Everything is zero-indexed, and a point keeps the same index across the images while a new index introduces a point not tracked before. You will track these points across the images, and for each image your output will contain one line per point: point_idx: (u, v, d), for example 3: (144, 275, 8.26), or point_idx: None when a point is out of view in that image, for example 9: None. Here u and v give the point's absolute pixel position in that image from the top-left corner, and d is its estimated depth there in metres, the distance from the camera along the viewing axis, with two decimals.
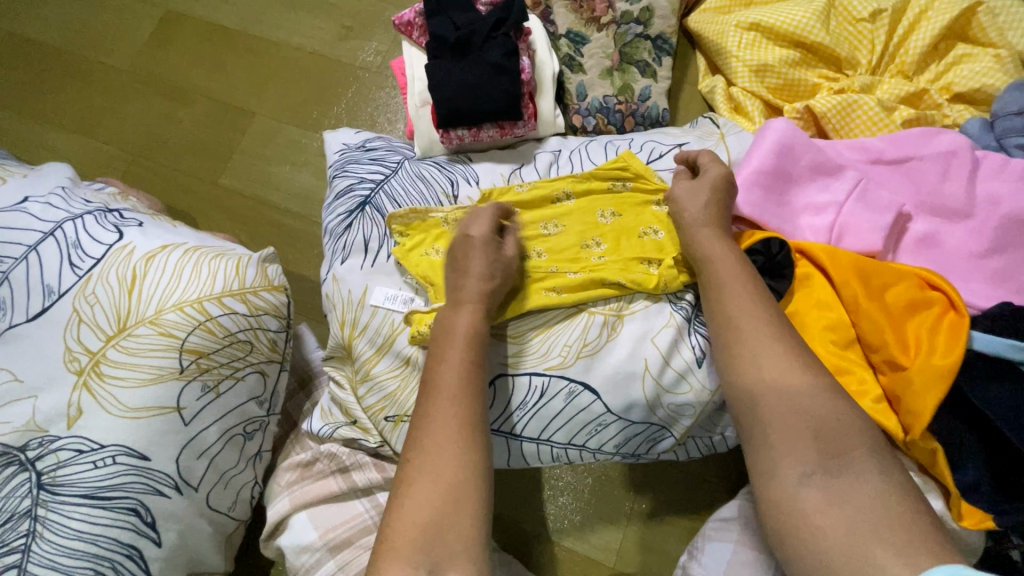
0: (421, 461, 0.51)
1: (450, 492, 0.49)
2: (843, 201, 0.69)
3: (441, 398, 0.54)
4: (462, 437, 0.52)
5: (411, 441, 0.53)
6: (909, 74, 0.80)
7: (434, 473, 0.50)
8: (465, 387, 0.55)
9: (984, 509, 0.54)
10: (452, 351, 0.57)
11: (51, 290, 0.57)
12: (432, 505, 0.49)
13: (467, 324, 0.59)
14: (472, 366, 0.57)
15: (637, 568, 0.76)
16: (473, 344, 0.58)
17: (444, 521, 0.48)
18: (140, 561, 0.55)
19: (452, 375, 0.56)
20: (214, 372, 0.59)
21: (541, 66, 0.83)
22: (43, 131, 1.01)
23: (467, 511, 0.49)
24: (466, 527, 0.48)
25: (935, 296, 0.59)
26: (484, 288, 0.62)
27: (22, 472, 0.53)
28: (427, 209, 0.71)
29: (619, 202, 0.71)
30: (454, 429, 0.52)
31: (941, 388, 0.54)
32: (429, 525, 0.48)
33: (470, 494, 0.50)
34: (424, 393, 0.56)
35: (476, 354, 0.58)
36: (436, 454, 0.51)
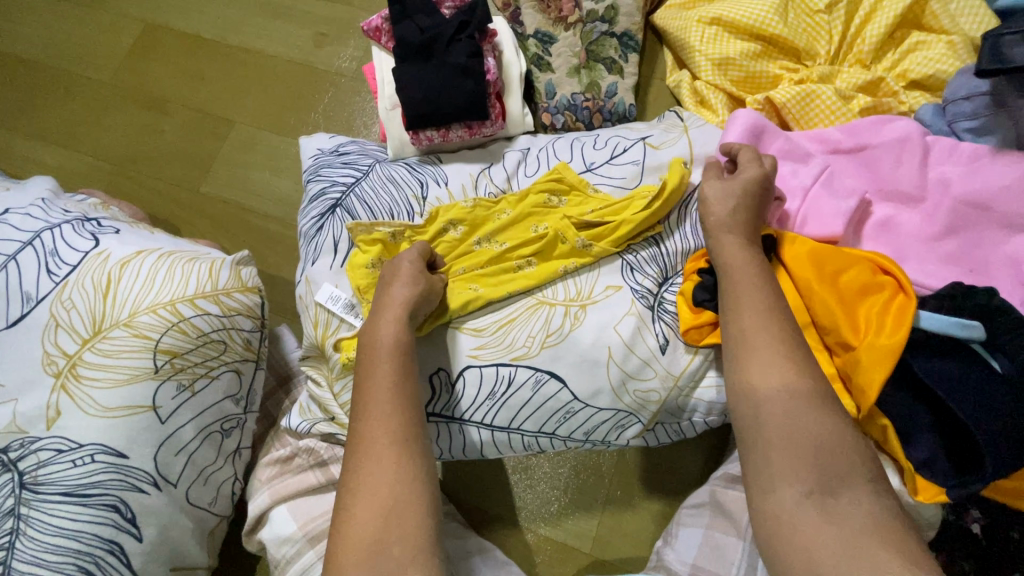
0: (361, 479, 0.52)
1: (392, 506, 0.50)
2: (810, 186, 0.69)
3: (373, 415, 0.55)
4: (399, 452, 0.53)
5: (351, 461, 0.54)
6: (867, 63, 0.81)
7: (375, 490, 0.51)
8: (394, 400, 0.56)
9: (938, 484, 0.56)
10: (376, 368, 0.58)
11: (29, 297, 0.60)
12: (375, 522, 0.50)
13: (390, 337, 0.59)
14: (398, 377, 0.57)
15: (613, 553, 0.77)
16: (396, 356, 0.58)
17: (390, 535, 0.49)
18: (122, 556, 0.57)
19: (382, 392, 0.56)
20: (189, 372, 0.61)
21: (508, 67, 0.85)
22: (28, 145, 1.03)
23: (410, 522, 0.50)
24: (412, 536, 0.49)
25: (885, 280, 0.60)
26: (411, 299, 0.62)
27: (5, 472, 0.55)
28: (372, 224, 0.71)
29: (553, 217, 0.71)
30: (388, 444, 0.53)
31: (887, 366, 0.56)
32: (374, 542, 0.49)
33: (413, 508, 0.51)
34: (356, 412, 0.56)
35: (403, 365, 0.58)
36: (374, 474, 0.52)
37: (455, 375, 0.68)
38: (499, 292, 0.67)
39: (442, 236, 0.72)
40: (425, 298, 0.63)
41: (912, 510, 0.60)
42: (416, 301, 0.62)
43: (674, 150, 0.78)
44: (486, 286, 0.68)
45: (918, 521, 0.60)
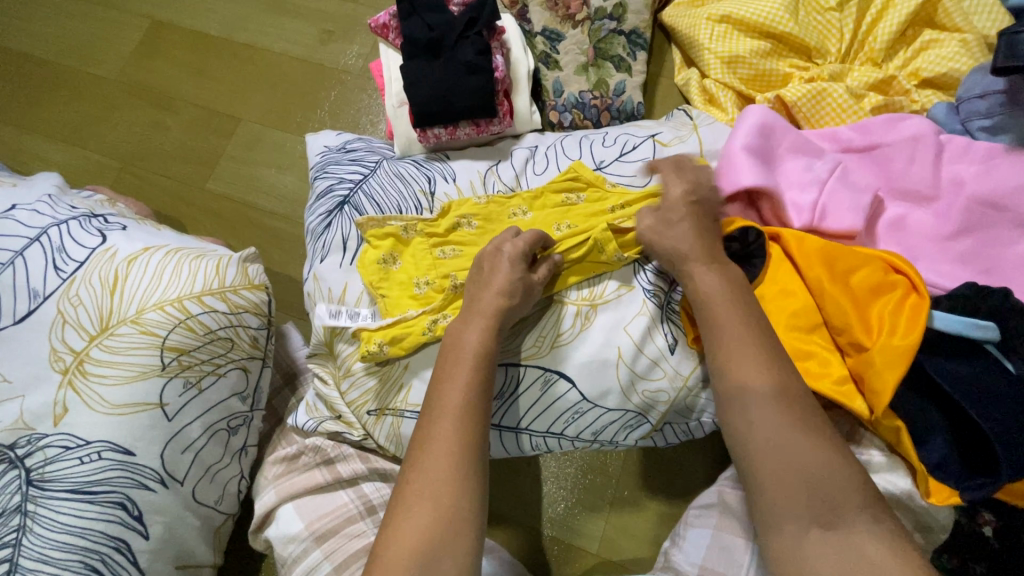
0: (421, 483, 0.52)
1: (448, 517, 0.50)
2: (827, 178, 0.69)
3: (447, 420, 0.54)
4: (467, 463, 0.53)
5: (413, 459, 0.54)
6: (878, 61, 0.81)
7: (431, 498, 0.51)
8: (471, 410, 0.55)
9: (951, 487, 0.55)
10: (457, 372, 0.57)
11: (36, 293, 0.59)
12: (432, 532, 0.49)
13: (476, 343, 0.59)
14: (476, 387, 0.57)
15: (619, 553, 0.77)
16: (479, 366, 0.58)
17: (441, 548, 0.49)
18: (128, 554, 0.57)
19: (460, 399, 0.56)
20: (196, 369, 0.60)
21: (515, 64, 0.84)
22: (35, 141, 1.03)
23: (462, 541, 0.50)
24: (462, 554, 0.49)
25: (898, 279, 0.60)
26: (501, 306, 0.61)
27: (12, 469, 0.55)
28: (385, 217, 0.71)
29: (574, 214, 0.71)
30: (451, 453, 0.53)
31: (900, 367, 0.55)
32: (425, 549, 0.49)
33: (468, 526, 0.50)
34: (427, 412, 0.56)
35: (483, 376, 0.58)
36: (437, 482, 0.51)
37: None
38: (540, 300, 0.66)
39: (454, 231, 0.71)
40: (517, 302, 0.62)
41: (924, 513, 0.59)
42: (507, 308, 0.62)
43: (682, 147, 0.78)
44: None
45: (930, 524, 0.59)
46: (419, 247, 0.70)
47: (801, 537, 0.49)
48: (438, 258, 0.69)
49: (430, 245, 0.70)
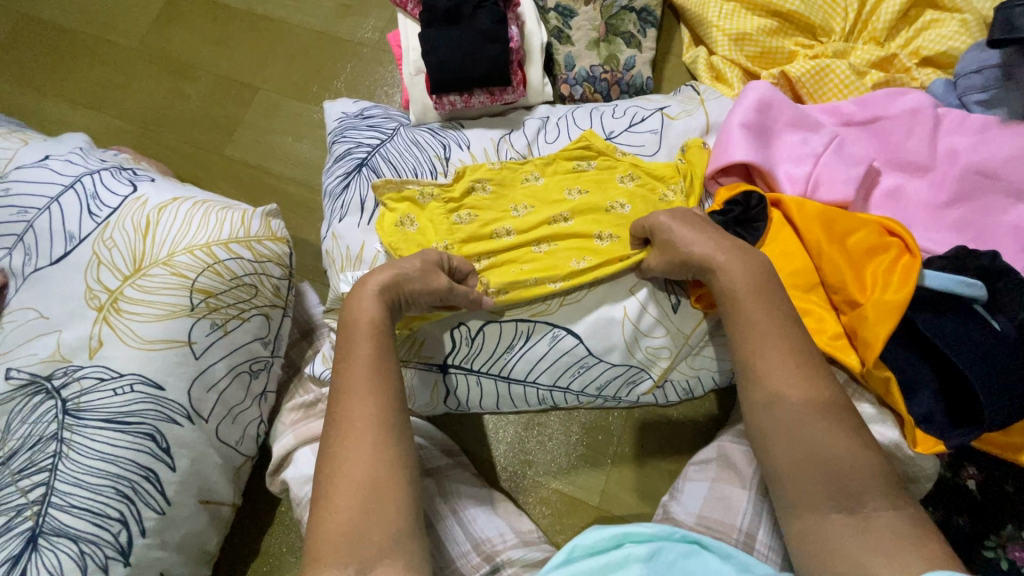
0: (340, 462, 0.54)
1: (374, 490, 0.53)
2: (821, 152, 0.72)
3: (353, 397, 0.57)
4: (377, 434, 0.55)
5: (329, 444, 0.56)
6: (881, 40, 0.83)
7: (352, 475, 0.53)
8: (373, 381, 0.57)
9: (936, 435, 0.58)
10: (356, 351, 0.59)
11: (72, 236, 0.62)
12: (356, 505, 0.52)
13: (369, 318, 0.60)
14: (377, 361, 0.58)
15: (620, 507, 0.80)
16: (374, 338, 0.59)
17: (369, 520, 0.52)
18: (156, 484, 0.60)
19: (361, 375, 0.57)
20: (222, 312, 0.63)
21: (529, 37, 0.87)
22: (57, 106, 1.06)
23: (388, 505, 0.53)
24: (392, 518, 0.52)
25: (892, 241, 0.62)
26: (395, 283, 0.62)
27: (49, 399, 0.58)
28: (403, 180, 0.74)
29: (586, 180, 0.74)
30: (364, 430, 0.55)
31: (892, 320, 0.58)
32: (355, 525, 0.51)
33: (393, 489, 0.53)
34: (336, 394, 0.58)
35: (382, 348, 0.59)
36: (350, 458, 0.54)
37: (475, 329, 0.70)
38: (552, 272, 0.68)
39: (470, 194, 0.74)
40: (417, 283, 0.62)
41: (911, 463, 0.62)
42: (407, 285, 0.62)
43: (688, 120, 0.80)
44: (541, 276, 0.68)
45: (917, 474, 0.62)
46: (437, 211, 0.72)
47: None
48: (455, 222, 0.72)
49: (447, 209, 0.73)
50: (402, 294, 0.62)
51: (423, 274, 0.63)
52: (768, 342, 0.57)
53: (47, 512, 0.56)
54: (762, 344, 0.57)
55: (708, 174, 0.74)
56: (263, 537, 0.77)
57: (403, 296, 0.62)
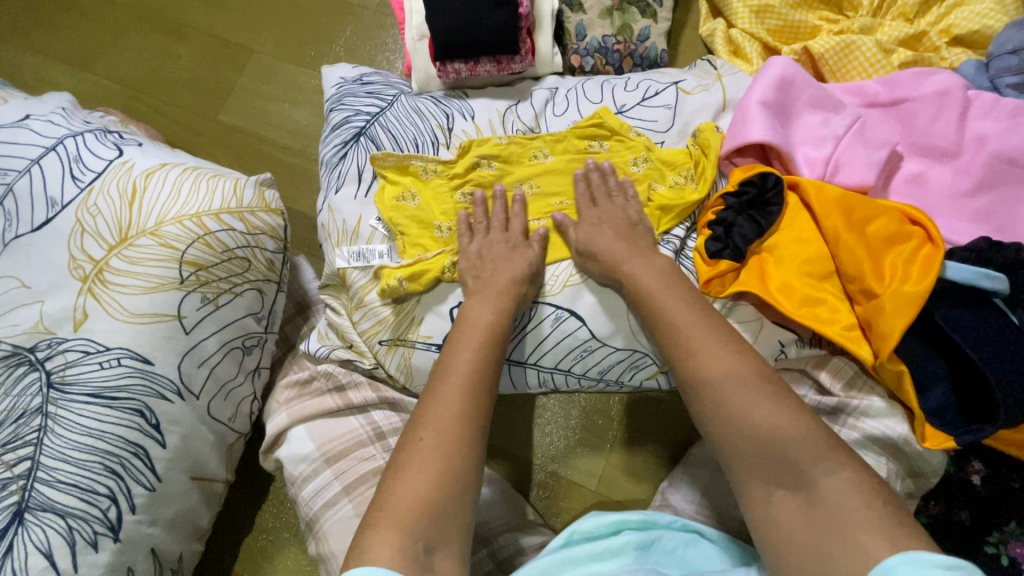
0: (430, 440, 0.51)
1: (455, 478, 0.49)
2: (842, 135, 0.69)
3: (452, 385, 0.54)
4: (473, 428, 0.52)
5: (417, 420, 0.52)
6: (911, 17, 0.79)
7: (437, 455, 0.50)
8: (478, 377, 0.56)
9: (946, 431, 0.57)
10: (466, 343, 0.58)
11: (54, 202, 0.59)
12: (436, 483, 0.48)
13: (488, 319, 0.60)
14: (482, 358, 0.57)
15: (617, 493, 0.80)
16: (489, 339, 0.59)
17: (446, 507, 0.48)
18: (146, 460, 0.59)
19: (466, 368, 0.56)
20: (213, 286, 0.61)
21: (539, 2, 0.82)
22: (42, 64, 1.01)
23: (464, 499, 0.49)
24: (462, 515, 0.49)
25: (914, 230, 0.60)
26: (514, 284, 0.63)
27: (32, 371, 0.56)
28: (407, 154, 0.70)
29: (596, 163, 0.71)
30: (460, 417, 0.52)
31: (910, 313, 0.56)
32: (430, 505, 0.47)
33: (465, 484, 0.50)
34: (436, 378, 0.56)
35: (491, 349, 0.58)
36: (442, 437, 0.51)
37: None
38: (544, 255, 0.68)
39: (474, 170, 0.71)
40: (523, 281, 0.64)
41: (918, 458, 0.61)
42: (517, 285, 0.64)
43: (705, 96, 0.77)
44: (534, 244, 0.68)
45: (923, 469, 0.62)
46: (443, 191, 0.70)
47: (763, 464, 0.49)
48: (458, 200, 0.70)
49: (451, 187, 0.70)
50: (510, 294, 0.63)
51: (522, 275, 0.64)
52: (682, 322, 0.57)
53: (33, 487, 0.55)
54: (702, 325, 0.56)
55: (723, 154, 0.71)
56: (257, 513, 0.77)
57: (511, 296, 0.63)
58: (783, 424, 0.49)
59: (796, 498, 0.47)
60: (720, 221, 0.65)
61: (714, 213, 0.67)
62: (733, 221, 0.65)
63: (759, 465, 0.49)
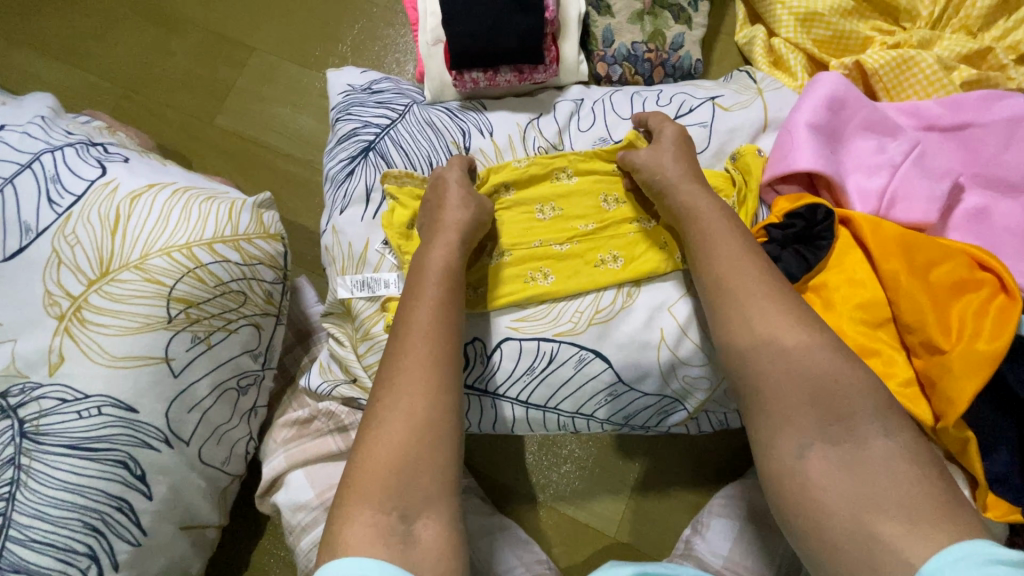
0: (395, 398, 0.49)
1: (425, 431, 0.48)
2: (899, 163, 0.63)
3: (414, 338, 0.52)
4: (439, 379, 0.50)
5: (381, 383, 0.51)
6: (973, 30, 0.72)
7: (404, 410, 0.49)
8: (437, 324, 0.53)
9: (1011, 502, 0.52)
10: (423, 289, 0.55)
11: (28, 228, 0.53)
12: (404, 445, 0.47)
13: (441, 261, 0.56)
14: (442, 303, 0.54)
15: (637, 540, 0.75)
16: (447, 283, 0.55)
17: (419, 461, 0.47)
18: (131, 514, 0.54)
19: (425, 318, 0.53)
20: (205, 324, 0.55)
21: (566, 5, 0.75)
22: (26, 58, 0.94)
23: (440, 453, 0.48)
24: (440, 467, 0.48)
25: (984, 277, 0.54)
26: (467, 223, 0.59)
27: (4, 418, 0.51)
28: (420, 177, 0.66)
29: (624, 188, 0.66)
30: (425, 369, 0.50)
31: (982, 375, 0.50)
32: (402, 464, 0.47)
33: (441, 439, 0.48)
34: (397, 331, 0.53)
35: (450, 292, 0.55)
36: (406, 395, 0.49)
37: (492, 347, 0.62)
38: (569, 288, 0.62)
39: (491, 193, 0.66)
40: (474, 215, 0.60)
41: None
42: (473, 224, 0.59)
43: (745, 113, 0.70)
44: (557, 276, 0.62)
45: None
46: None
47: (818, 472, 0.46)
48: None
49: None
50: (464, 238, 0.58)
51: (476, 220, 0.60)
52: (749, 279, 0.52)
53: (4, 546, 0.50)
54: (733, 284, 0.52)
55: (765, 182, 0.65)
56: (254, 554, 0.72)
57: (465, 240, 0.58)
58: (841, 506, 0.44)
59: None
60: None
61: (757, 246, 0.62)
62: (777, 256, 0.60)
63: None
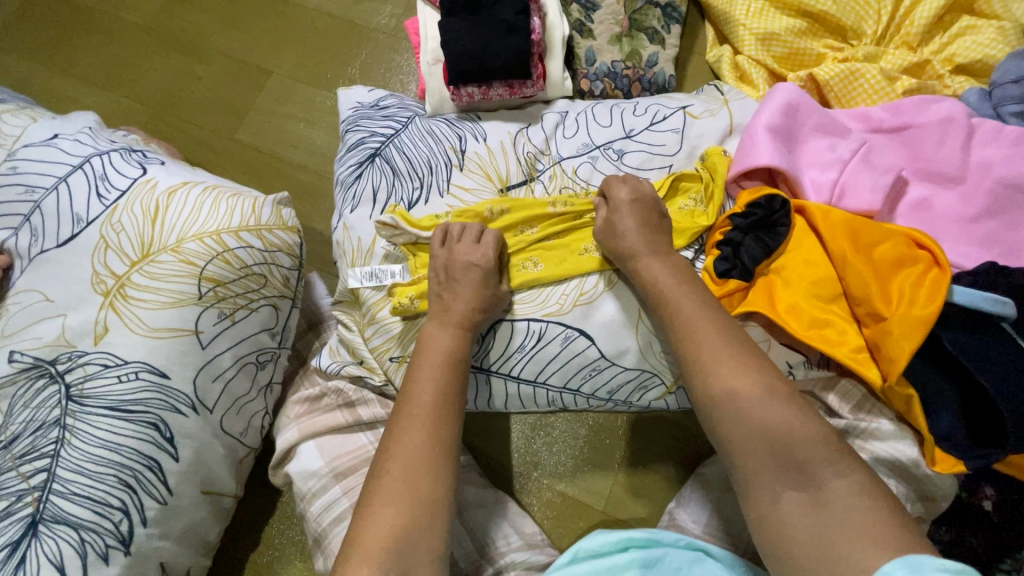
0: (398, 470, 0.53)
1: (420, 508, 0.51)
2: (848, 160, 0.70)
3: (415, 416, 0.56)
4: (436, 457, 0.54)
5: (382, 454, 0.55)
6: (914, 45, 0.81)
7: (403, 486, 0.52)
8: (436, 403, 0.57)
9: (958, 456, 0.57)
10: (426, 369, 0.60)
11: (79, 218, 0.61)
12: (399, 517, 0.50)
13: (447, 346, 0.61)
14: (442, 383, 0.59)
15: (624, 514, 0.79)
16: (450, 368, 0.60)
17: (414, 536, 0.50)
18: (159, 473, 0.59)
19: (426, 396, 0.57)
20: (230, 301, 0.62)
21: (551, 29, 0.84)
22: (66, 83, 1.04)
23: (434, 528, 0.51)
24: (435, 537, 0.51)
25: (921, 254, 0.61)
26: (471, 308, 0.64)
27: (53, 383, 0.57)
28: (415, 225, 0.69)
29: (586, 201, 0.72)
30: (425, 447, 0.54)
31: (918, 336, 0.57)
32: (399, 536, 0.50)
33: (434, 514, 0.52)
34: (400, 407, 0.58)
35: (451, 377, 0.60)
36: (407, 468, 0.53)
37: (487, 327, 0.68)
38: (558, 272, 0.68)
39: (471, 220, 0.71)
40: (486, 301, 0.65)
41: (927, 481, 0.62)
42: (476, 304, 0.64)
43: (712, 119, 0.77)
44: (546, 263, 0.69)
45: (932, 492, 0.62)
46: None
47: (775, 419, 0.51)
48: None
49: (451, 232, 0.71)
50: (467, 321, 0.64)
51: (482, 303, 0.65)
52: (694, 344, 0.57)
53: (47, 498, 0.55)
54: (697, 343, 0.56)
55: (730, 177, 0.72)
56: (264, 529, 0.77)
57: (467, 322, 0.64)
58: (785, 450, 0.50)
59: (804, 507, 0.47)
60: (728, 242, 0.66)
61: (722, 234, 0.68)
62: (740, 242, 0.66)
63: (769, 485, 0.49)
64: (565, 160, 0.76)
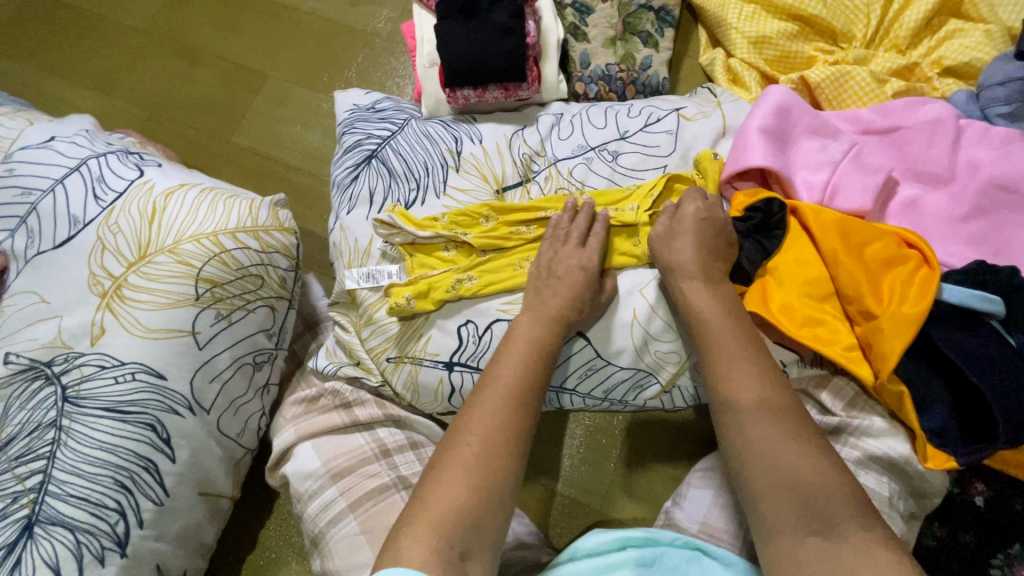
0: (475, 446, 0.50)
1: (490, 489, 0.49)
2: (839, 161, 0.71)
3: (492, 397, 0.54)
4: (513, 441, 0.52)
5: (455, 429, 0.52)
6: (902, 49, 0.83)
7: (478, 462, 0.49)
8: (519, 388, 0.55)
9: (949, 452, 0.58)
10: (509, 355, 0.58)
11: (76, 219, 0.61)
12: (469, 494, 0.48)
13: (531, 335, 0.60)
14: (527, 371, 0.57)
15: (621, 513, 0.80)
16: (535, 357, 0.58)
17: (481, 518, 0.47)
18: (156, 474, 0.59)
19: (507, 380, 0.55)
20: (227, 302, 0.63)
21: (546, 32, 0.85)
22: (62, 87, 1.04)
23: (498, 513, 0.49)
24: (495, 521, 0.48)
25: (910, 253, 0.62)
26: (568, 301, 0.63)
27: (48, 385, 0.57)
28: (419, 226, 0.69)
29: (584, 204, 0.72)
30: (501, 429, 0.52)
31: (908, 333, 0.58)
32: (466, 513, 0.47)
33: (501, 497, 0.49)
34: (481, 387, 0.56)
35: (537, 366, 0.58)
36: (482, 446, 0.50)
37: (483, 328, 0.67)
38: None
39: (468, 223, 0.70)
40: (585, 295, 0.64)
41: (920, 478, 0.62)
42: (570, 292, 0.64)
43: (705, 122, 0.78)
44: None
45: (925, 488, 0.63)
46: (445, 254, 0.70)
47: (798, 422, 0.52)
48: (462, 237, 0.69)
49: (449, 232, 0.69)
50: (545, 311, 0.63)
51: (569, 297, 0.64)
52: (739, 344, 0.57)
53: (43, 500, 0.55)
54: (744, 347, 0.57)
55: (723, 179, 0.73)
56: (260, 531, 0.77)
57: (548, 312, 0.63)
58: (796, 441, 0.50)
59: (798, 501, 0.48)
60: None
61: None
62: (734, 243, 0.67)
63: (763, 480, 0.50)
64: (560, 161, 0.77)
